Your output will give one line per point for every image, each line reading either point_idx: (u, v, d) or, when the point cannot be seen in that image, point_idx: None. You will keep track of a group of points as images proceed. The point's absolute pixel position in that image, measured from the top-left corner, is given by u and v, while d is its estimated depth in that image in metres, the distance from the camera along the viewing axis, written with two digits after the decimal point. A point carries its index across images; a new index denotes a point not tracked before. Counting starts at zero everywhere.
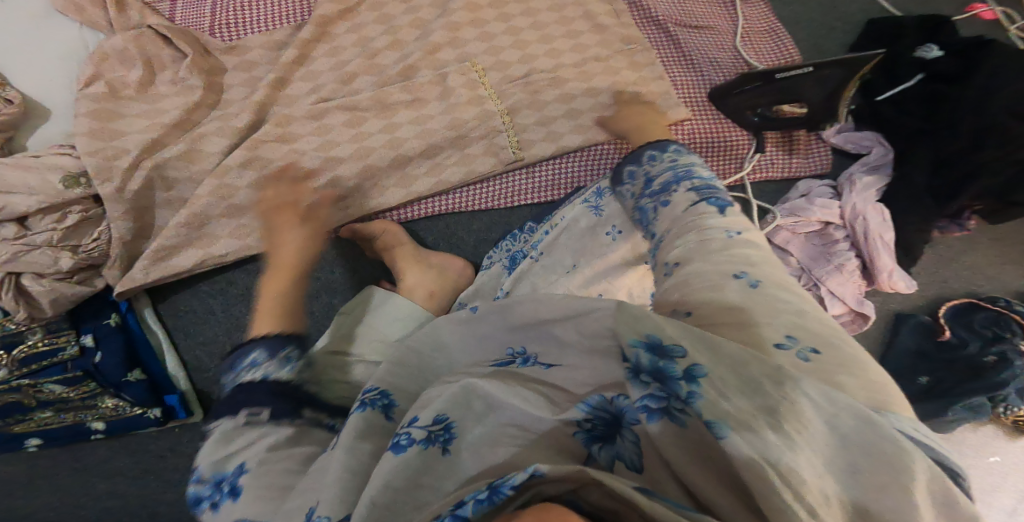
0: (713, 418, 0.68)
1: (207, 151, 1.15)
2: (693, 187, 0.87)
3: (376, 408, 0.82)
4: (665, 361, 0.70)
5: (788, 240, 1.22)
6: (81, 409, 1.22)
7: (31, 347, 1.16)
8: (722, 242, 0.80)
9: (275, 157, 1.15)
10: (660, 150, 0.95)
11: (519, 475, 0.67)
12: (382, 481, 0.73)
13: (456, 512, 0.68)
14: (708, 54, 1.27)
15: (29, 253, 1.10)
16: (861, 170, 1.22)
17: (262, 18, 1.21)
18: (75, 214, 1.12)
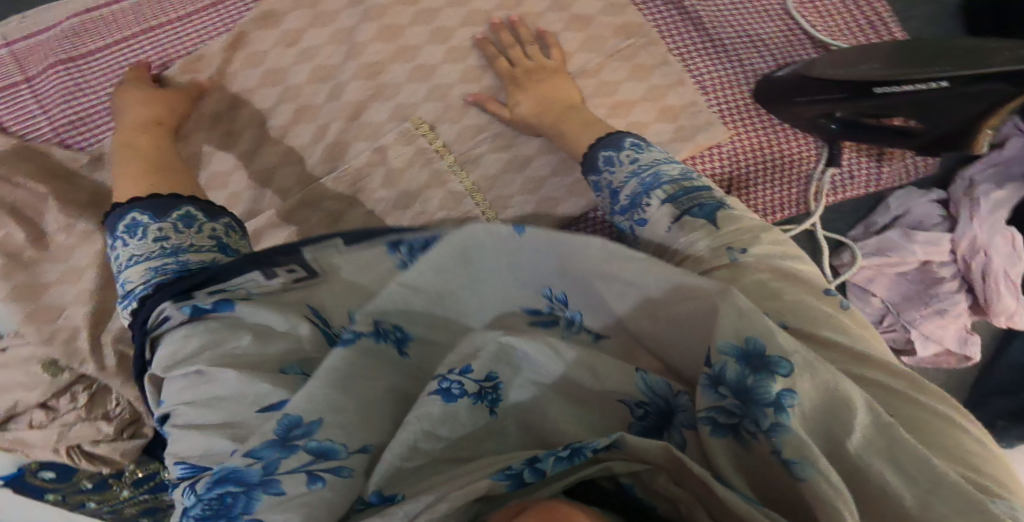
0: (797, 455, 0.48)
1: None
2: (669, 195, 0.66)
3: (388, 343, 0.54)
4: (759, 378, 0.50)
5: (869, 278, 0.96)
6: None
7: (132, 474, 1.07)
8: (730, 272, 0.61)
9: None
10: (615, 149, 0.73)
11: (610, 439, 0.47)
12: (422, 427, 0.51)
13: (536, 465, 0.48)
14: (749, 31, 0.95)
15: (75, 427, 0.88)
16: (984, 174, 0.92)
17: (103, 102, 0.89)
18: (86, 389, 0.89)
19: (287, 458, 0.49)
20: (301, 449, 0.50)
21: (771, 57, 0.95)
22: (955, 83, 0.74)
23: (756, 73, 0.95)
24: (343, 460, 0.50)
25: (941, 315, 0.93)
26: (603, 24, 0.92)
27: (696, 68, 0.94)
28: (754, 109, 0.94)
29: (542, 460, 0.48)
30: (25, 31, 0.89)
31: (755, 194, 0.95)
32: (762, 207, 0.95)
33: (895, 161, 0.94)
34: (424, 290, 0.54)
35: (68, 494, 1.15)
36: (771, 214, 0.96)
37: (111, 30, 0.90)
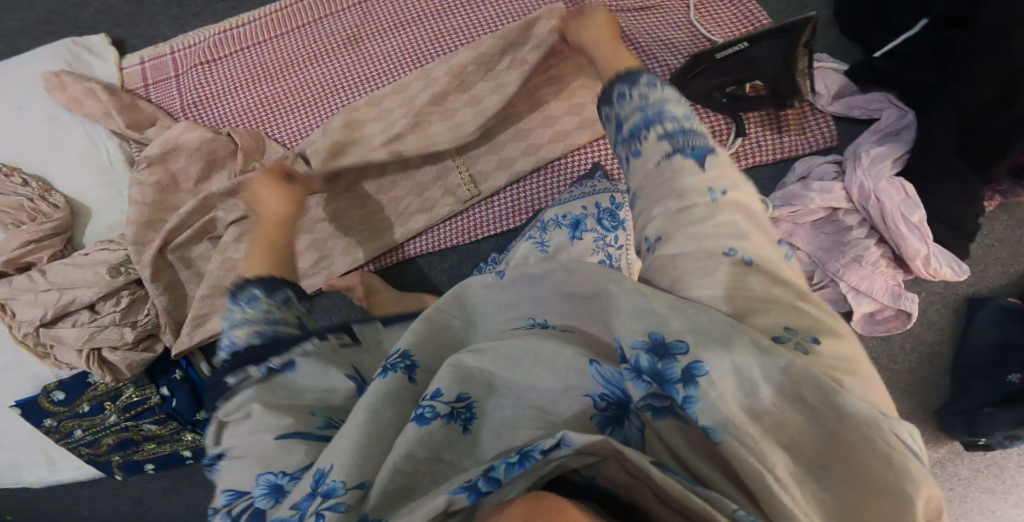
0: (710, 423, 0.64)
1: (211, 234, 1.18)
2: (667, 132, 0.79)
3: (399, 371, 0.74)
4: (667, 363, 0.67)
5: (791, 232, 1.16)
6: (174, 443, 1.32)
7: (126, 397, 1.26)
8: (706, 211, 0.74)
9: None
10: (627, 87, 0.84)
11: (556, 440, 0.65)
12: (405, 450, 0.70)
13: (489, 475, 0.66)
14: (659, 35, 1.15)
15: (102, 333, 1.15)
16: (871, 139, 1.13)
17: (226, 93, 1.22)
18: (128, 296, 1.18)
19: (314, 501, 0.68)
20: (322, 497, 0.68)
21: (678, 55, 1.14)
22: (749, 44, 1.07)
23: (666, 68, 1.14)
24: (341, 496, 0.68)
25: (860, 260, 1.13)
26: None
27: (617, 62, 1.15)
28: None
29: (496, 470, 0.65)
30: (183, 45, 1.23)
31: None
32: None
33: (795, 132, 1.16)
34: (429, 341, 0.77)
35: (64, 421, 1.28)
36: None
37: (243, 42, 1.22)
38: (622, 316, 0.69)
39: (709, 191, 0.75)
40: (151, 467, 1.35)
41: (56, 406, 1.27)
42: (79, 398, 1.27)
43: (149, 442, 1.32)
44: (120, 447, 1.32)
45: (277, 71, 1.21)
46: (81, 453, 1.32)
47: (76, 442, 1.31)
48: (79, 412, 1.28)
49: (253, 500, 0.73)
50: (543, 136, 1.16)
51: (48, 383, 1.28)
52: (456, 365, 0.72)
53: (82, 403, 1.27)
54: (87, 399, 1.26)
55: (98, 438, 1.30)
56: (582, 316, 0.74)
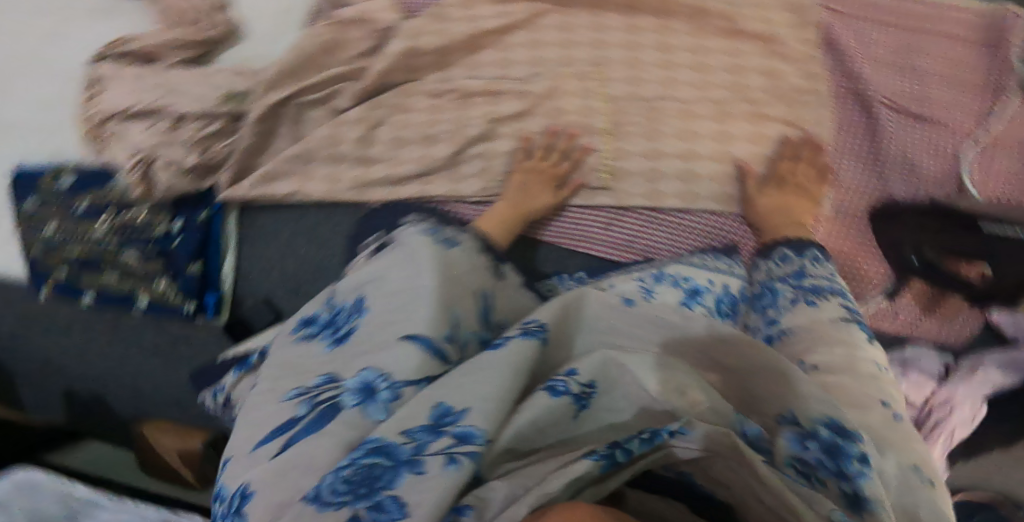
0: (874, 498, 0.70)
1: (335, 104, 1.16)
2: (844, 307, 0.92)
3: (535, 338, 0.77)
4: (847, 440, 0.73)
5: None
6: (139, 284, 1.16)
7: (132, 214, 1.13)
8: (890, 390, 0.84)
9: (384, 122, 1.15)
10: (798, 252, 1.00)
11: (679, 425, 0.69)
12: (529, 418, 0.72)
13: (624, 446, 0.70)
14: (908, 155, 1.11)
15: (170, 146, 1.12)
16: (992, 359, 1.07)
17: None
18: (216, 125, 1.14)
19: (439, 441, 0.71)
20: (455, 439, 0.71)
21: (906, 186, 1.11)
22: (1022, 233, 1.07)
23: (885, 192, 1.12)
24: (478, 447, 0.70)
25: None
26: (789, 82, 1.12)
27: (843, 158, 1.13)
28: (866, 215, 1.13)
29: (631, 443, 0.70)
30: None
31: None
32: None
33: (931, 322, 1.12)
34: (562, 326, 0.80)
35: (40, 209, 1.14)
36: None
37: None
38: (801, 384, 0.75)
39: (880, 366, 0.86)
40: (88, 303, 1.18)
41: (47, 186, 1.13)
42: (77, 192, 1.13)
43: (110, 275, 1.16)
44: (75, 265, 1.15)
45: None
46: (26, 252, 1.15)
47: (35, 236, 1.14)
48: (76, 205, 1.13)
49: (346, 393, 0.78)
50: (706, 188, 1.11)
51: (59, 165, 1.15)
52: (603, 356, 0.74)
53: (78, 198, 1.13)
54: (87, 198, 1.13)
55: (61, 244, 1.14)
56: (737, 354, 0.77)
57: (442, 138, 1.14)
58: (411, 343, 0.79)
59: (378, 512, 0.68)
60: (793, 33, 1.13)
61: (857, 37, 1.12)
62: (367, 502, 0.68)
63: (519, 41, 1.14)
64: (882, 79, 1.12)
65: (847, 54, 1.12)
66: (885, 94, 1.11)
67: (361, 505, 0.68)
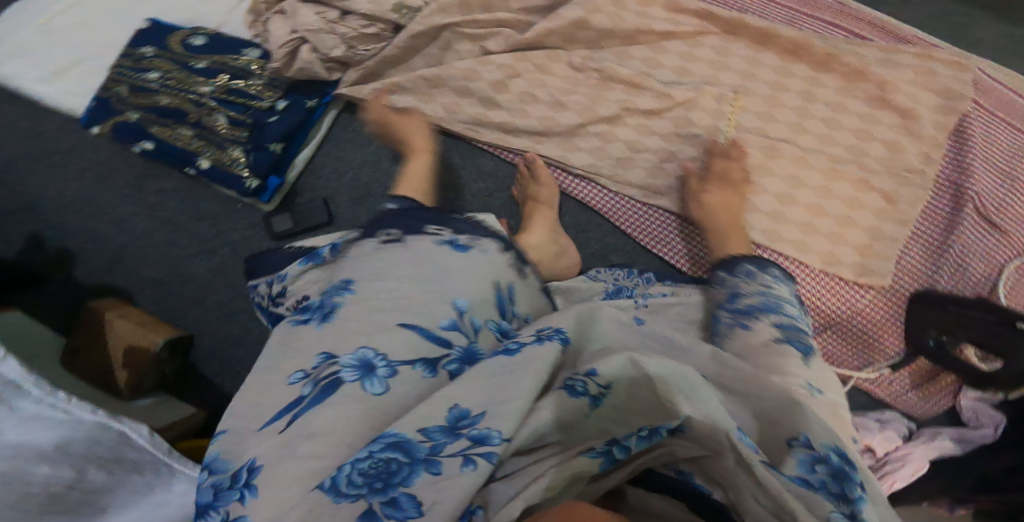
0: None
1: (486, 45, 1.30)
2: (779, 324, 0.91)
3: (554, 342, 0.77)
4: (846, 483, 0.72)
5: None
6: (213, 146, 1.34)
7: (242, 84, 1.35)
8: (821, 407, 0.82)
9: (523, 75, 1.28)
10: (760, 270, 1.01)
11: (679, 422, 0.70)
12: (553, 416, 0.72)
13: (623, 444, 0.70)
14: (970, 257, 1.14)
15: (321, 33, 1.28)
16: (950, 433, 1.11)
17: None
18: (375, 29, 1.31)
19: (457, 441, 0.71)
20: (470, 441, 0.70)
21: (954, 283, 1.14)
22: None
23: (934, 282, 1.15)
24: (495, 448, 0.70)
25: None
26: (903, 159, 1.17)
27: (911, 239, 1.17)
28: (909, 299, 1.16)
29: (628, 441, 0.70)
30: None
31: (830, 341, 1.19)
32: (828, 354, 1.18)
33: (920, 397, 1.16)
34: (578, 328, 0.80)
35: (154, 57, 1.40)
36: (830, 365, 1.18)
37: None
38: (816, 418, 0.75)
39: (811, 387, 0.84)
40: (145, 148, 1.38)
41: (174, 44, 1.40)
42: (201, 60, 1.38)
43: (185, 128, 1.36)
44: (167, 112, 1.36)
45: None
46: (126, 87, 1.39)
47: (150, 81, 1.38)
48: (206, 67, 1.37)
49: (341, 370, 0.79)
50: (791, 231, 1.18)
51: (200, 27, 1.42)
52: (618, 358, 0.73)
53: (200, 59, 1.38)
54: (206, 61, 1.37)
55: (159, 89, 1.37)
56: (737, 382, 0.79)
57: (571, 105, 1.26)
58: (410, 333, 0.82)
59: (392, 508, 0.68)
60: (930, 114, 1.17)
61: (975, 139, 1.17)
62: (381, 497, 0.69)
63: (673, 48, 1.25)
64: (978, 181, 1.16)
65: (963, 152, 1.17)
66: (979, 197, 1.15)
67: (377, 499, 0.69)
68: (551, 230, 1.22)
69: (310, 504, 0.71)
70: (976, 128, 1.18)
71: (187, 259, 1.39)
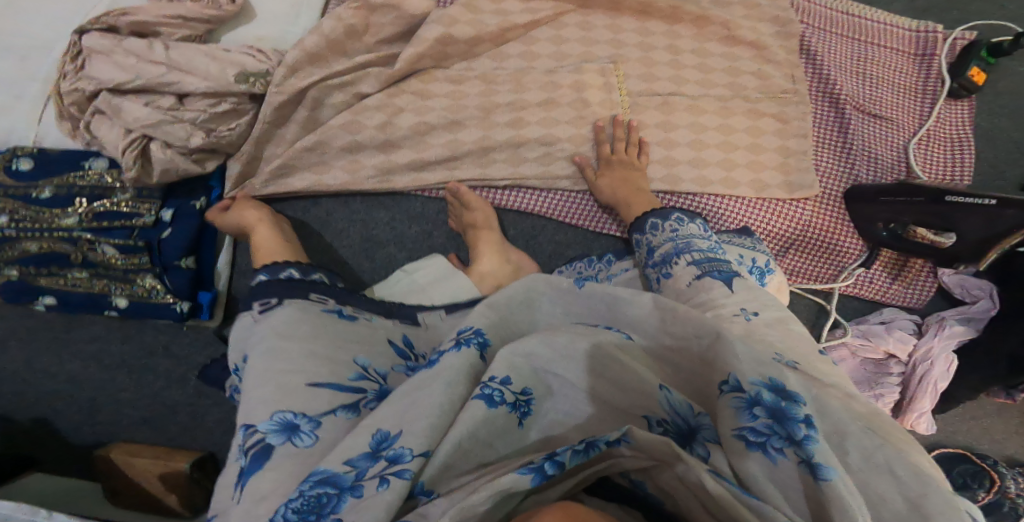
0: (824, 462, 0.72)
1: (359, 89, 1.23)
2: (694, 260, 1.00)
3: (470, 346, 0.82)
4: (788, 404, 0.76)
5: (841, 357, 1.25)
6: (113, 283, 1.26)
7: (111, 204, 1.24)
8: (744, 327, 0.90)
9: (408, 108, 1.24)
10: (663, 218, 1.08)
11: (620, 434, 0.74)
12: (470, 428, 0.78)
13: (555, 459, 0.74)
14: (872, 148, 1.23)
15: (172, 125, 1.19)
16: (953, 316, 1.21)
17: None
18: (229, 104, 1.22)
19: (377, 463, 0.77)
20: (387, 462, 0.76)
21: (873, 173, 1.22)
22: (997, 202, 1.06)
23: (856, 181, 1.23)
24: (408, 465, 0.76)
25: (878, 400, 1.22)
26: (777, 83, 1.22)
27: (816, 155, 1.23)
28: (840, 201, 1.23)
29: (561, 455, 0.74)
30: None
31: (793, 260, 1.25)
32: (795, 272, 1.25)
33: (902, 285, 1.25)
34: (498, 330, 0.86)
35: None
36: (802, 282, 1.26)
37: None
38: (742, 353, 0.78)
39: (743, 311, 0.92)
40: (48, 304, 1.27)
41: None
42: (39, 187, 1.23)
43: (75, 269, 1.24)
44: (39, 258, 1.23)
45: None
46: None
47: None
48: (54, 193, 1.23)
49: (264, 434, 0.82)
50: (715, 173, 1.21)
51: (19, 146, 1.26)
52: (509, 350, 0.80)
53: (41, 189, 1.22)
54: (45, 187, 1.22)
55: (15, 236, 1.21)
56: (653, 335, 0.83)
57: (466, 124, 1.24)
58: (332, 417, 0.84)
59: None
60: (776, 43, 1.23)
61: (822, 49, 1.24)
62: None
63: (541, 36, 1.24)
64: (844, 83, 1.23)
65: (818, 65, 1.24)
66: (853, 95, 1.23)
67: None
68: (501, 251, 1.24)
69: None
70: (823, 35, 1.25)
71: (159, 397, 1.36)
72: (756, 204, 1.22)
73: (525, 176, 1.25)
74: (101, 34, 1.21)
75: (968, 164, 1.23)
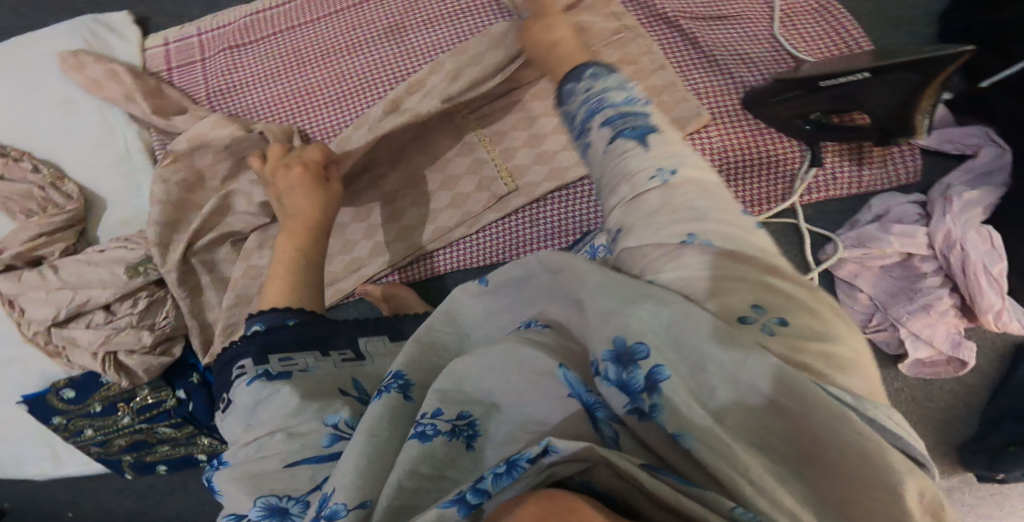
0: (677, 430, 0.58)
1: (233, 236, 1.12)
2: (606, 119, 0.71)
3: (393, 391, 0.69)
4: (631, 372, 0.60)
5: (857, 272, 1.10)
6: (189, 448, 1.26)
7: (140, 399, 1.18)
8: (660, 196, 0.68)
9: None
10: (576, 80, 0.75)
11: (539, 446, 0.56)
12: (408, 465, 0.62)
13: (476, 486, 0.56)
14: (737, 50, 1.09)
15: (117, 336, 1.09)
16: (961, 180, 1.06)
17: (249, 80, 1.14)
18: (146, 298, 1.11)
19: None
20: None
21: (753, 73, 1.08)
22: (873, 73, 0.95)
23: (741, 88, 1.08)
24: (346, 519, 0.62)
25: (929, 307, 1.06)
26: (603, 28, 1.07)
27: (685, 76, 1.09)
28: (743, 114, 1.08)
29: (483, 480, 0.56)
30: (211, 25, 1.16)
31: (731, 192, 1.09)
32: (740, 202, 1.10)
33: (877, 167, 1.08)
34: (424, 361, 0.72)
35: (65, 424, 1.22)
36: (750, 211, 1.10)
37: (272, 25, 1.15)
38: (592, 325, 0.63)
39: (658, 172, 0.69)
40: (164, 471, 1.31)
41: (53, 403, 1.20)
42: (86, 402, 1.19)
43: (162, 447, 1.26)
44: (135, 449, 1.27)
45: (310, 82, 1.13)
46: (90, 453, 1.26)
47: (85, 445, 1.25)
48: (93, 408, 1.20)
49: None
50: None
51: (56, 380, 1.20)
52: (441, 379, 0.66)
53: (80, 407, 1.19)
54: (87, 407, 1.20)
55: (112, 441, 1.24)
56: (564, 313, 0.67)
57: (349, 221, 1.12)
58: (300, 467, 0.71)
59: None
60: None
61: None
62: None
63: None
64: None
65: None
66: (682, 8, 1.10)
67: None
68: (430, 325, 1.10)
69: None
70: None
71: None
72: None
73: (423, 244, 1.12)
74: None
75: (845, 20, 1.08)
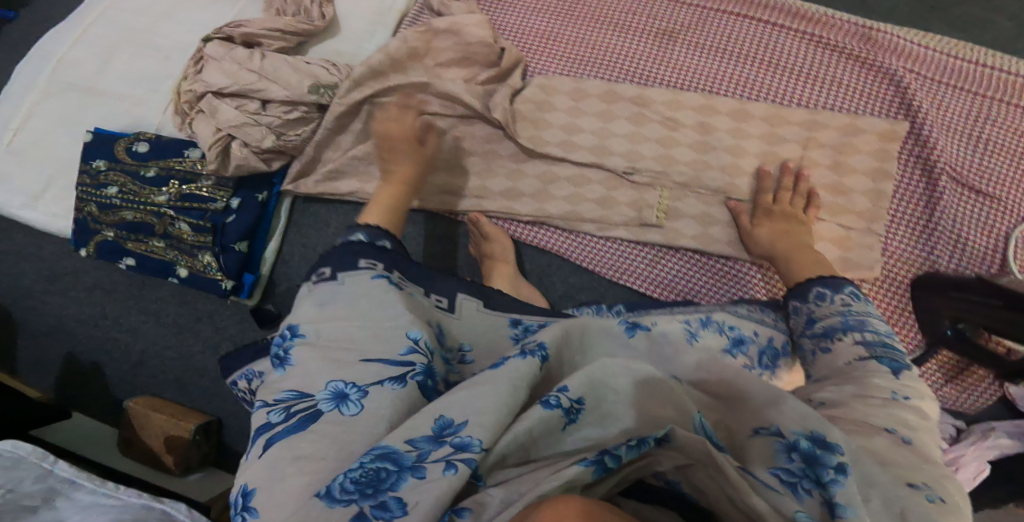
0: (845, 503, 0.70)
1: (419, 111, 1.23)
2: (867, 340, 0.93)
3: (534, 357, 0.78)
4: (824, 450, 0.73)
5: None
6: (184, 252, 1.25)
7: (194, 187, 1.25)
8: (882, 402, 0.86)
9: (450, 131, 1.24)
10: (836, 290, 1.00)
11: (665, 433, 0.72)
12: (528, 425, 0.74)
13: (613, 453, 0.72)
14: (964, 230, 1.18)
15: (252, 126, 1.20)
16: (1007, 428, 1.15)
17: (527, 4, 1.32)
18: (300, 112, 1.21)
19: (439, 448, 0.73)
20: (454, 447, 0.73)
21: (955, 257, 1.18)
22: None
23: (932, 263, 1.19)
24: (473, 454, 0.72)
25: None
26: (822, 141, 1.20)
27: (893, 228, 1.21)
28: (905, 288, 1.20)
29: (618, 450, 0.72)
30: None
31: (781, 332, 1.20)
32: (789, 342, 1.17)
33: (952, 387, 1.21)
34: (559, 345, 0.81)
35: (105, 171, 1.27)
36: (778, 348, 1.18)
37: None
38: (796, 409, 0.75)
39: (893, 392, 0.87)
40: (127, 265, 1.28)
41: (118, 150, 1.27)
42: (145, 165, 1.26)
43: (157, 238, 1.26)
44: (130, 225, 1.26)
45: (567, 33, 1.30)
46: (91, 208, 1.26)
47: (94, 197, 1.26)
48: (148, 174, 1.26)
49: (317, 401, 0.81)
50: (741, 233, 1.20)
51: (138, 133, 1.29)
52: (591, 368, 0.76)
53: (140, 166, 1.26)
54: (143, 169, 1.26)
55: (121, 207, 1.25)
56: (726, 385, 0.78)
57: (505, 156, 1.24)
58: (376, 364, 0.84)
59: (381, 510, 0.70)
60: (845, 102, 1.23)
61: (924, 110, 1.20)
62: (370, 501, 0.71)
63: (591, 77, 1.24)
64: (947, 153, 1.19)
65: (915, 127, 1.20)
66: (952, 167, 1.19)
67: (367, 503, 0.71)
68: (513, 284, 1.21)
69: (307, 506, 0.72)
70: (903, 73, 1.22)
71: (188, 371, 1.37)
72: (735, 270, 1.20)
73: (552, 214, 1.23)
74: (218, 42, 1.24)
75: None
